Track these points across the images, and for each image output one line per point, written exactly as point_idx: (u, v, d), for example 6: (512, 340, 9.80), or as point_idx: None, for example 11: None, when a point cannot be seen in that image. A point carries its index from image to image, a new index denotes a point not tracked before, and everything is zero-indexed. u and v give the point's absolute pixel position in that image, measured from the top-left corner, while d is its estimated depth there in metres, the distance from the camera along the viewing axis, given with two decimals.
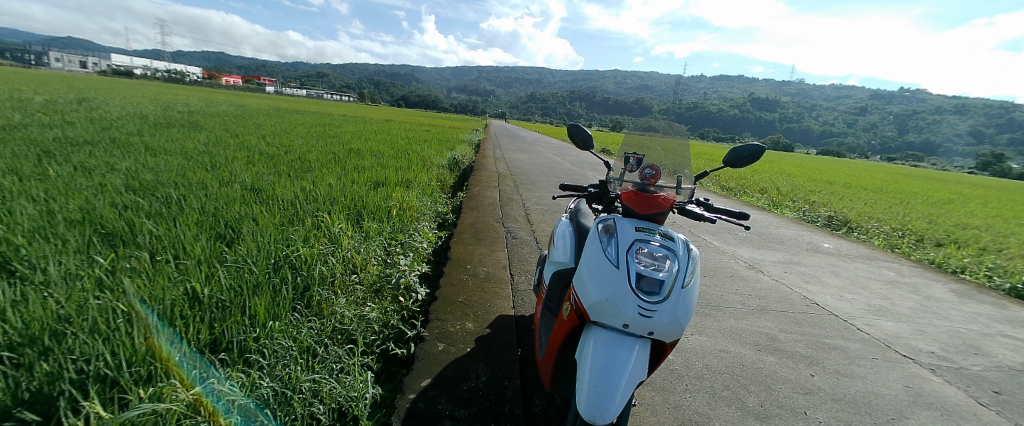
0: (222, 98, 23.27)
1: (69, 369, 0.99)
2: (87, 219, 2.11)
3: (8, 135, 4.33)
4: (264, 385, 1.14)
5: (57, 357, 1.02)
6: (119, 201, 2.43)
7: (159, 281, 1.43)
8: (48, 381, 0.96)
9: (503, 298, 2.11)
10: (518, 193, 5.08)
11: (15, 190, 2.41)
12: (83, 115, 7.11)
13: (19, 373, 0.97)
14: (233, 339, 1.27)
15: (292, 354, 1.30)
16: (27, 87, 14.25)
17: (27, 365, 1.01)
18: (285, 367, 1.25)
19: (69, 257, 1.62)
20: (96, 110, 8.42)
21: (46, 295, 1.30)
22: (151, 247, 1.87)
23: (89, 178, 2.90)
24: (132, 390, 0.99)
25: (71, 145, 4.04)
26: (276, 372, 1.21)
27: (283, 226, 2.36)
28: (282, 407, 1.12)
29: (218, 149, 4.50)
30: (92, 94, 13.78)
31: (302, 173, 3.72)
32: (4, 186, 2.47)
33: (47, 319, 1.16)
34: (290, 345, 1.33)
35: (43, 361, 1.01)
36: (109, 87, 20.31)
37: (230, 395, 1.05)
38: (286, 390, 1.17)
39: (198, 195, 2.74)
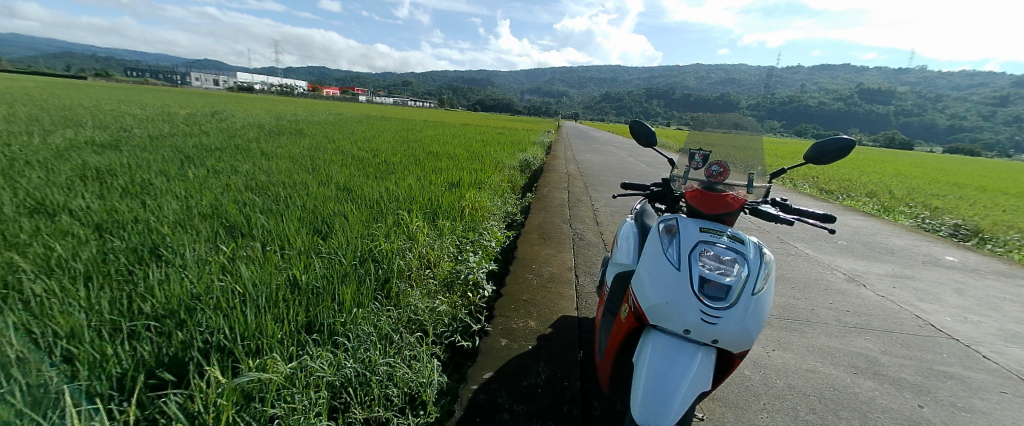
0: (321, 109, 26.34)
1: (197, 339, 1.24)
2: (217, 214, 2.56)
3: (165, 144, 5.35)
4: (347, 366, 1.29)
5: (189, 329, 1.28)
6: (240, 199, 2.90)
7: (269, 268, 1.72)
8: (181, 348, 1.21)
9: (566, 299, 2.12)
10: (587, 195, 5.01)
11: (168, 189, 3.01)
12: (218, 126, 8.49)
13: (162, 339, 1.23)
14: (324, 322, 1.47)
15: (372, 339, 1.45)
16: (179, 104, 17.45)
17: (167, 332, 1.27)
18: (366, 351, 1.41)
19: (202, 245, 2.00)
20: (226, 121, 10.04)
21: (184, 275, 1.63)
22: (264, 238, 2.23)
23: (219, 179, 3.49)
24: (244, 360, 1.21)
25: (212, 152, 4.90)
26: (358, 354, 1.37)
27: (367, 222, 2.64)
28: (363, 388, 1.28)
29: (316, 153, 5.12)
30: (225, 108, 16.49)
31: (386, 175, 4.08)
32: (162, 186, 3.10)
33: (185, 293, 1.46)
34: (371, 331, 1.49)
35: (178, 330, 1.27)
36: (240, 102, 23.97)
37: (322, 371, 1.23)
38: (366, 371, 1.32)
39: (301, 194, 3.16)
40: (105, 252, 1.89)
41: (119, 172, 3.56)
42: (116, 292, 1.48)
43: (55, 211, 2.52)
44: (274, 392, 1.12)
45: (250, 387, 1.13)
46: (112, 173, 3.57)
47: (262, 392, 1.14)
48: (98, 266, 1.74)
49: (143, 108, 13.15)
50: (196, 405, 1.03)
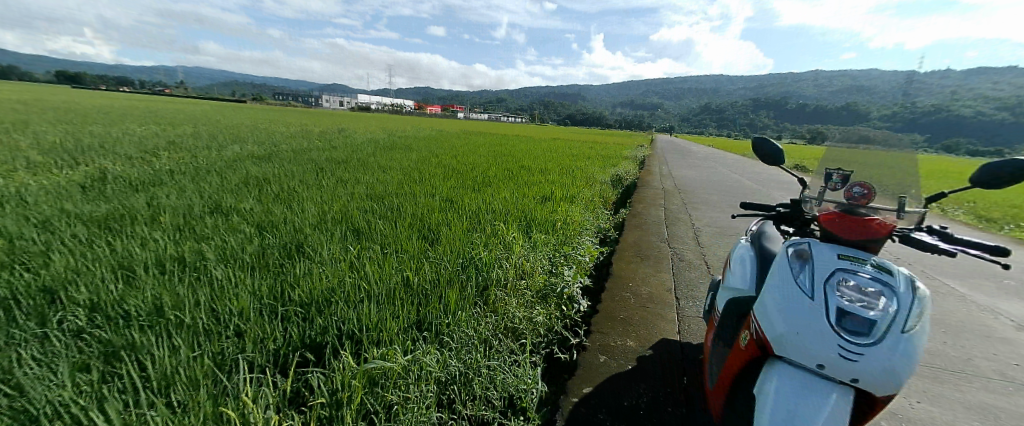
0: (424, 125, 28.95)
1: (330, 328, 1.59)
2: (346, 219, 3.06)
3: (307, 157, 6.42)
4: (452, 364, 1.45)
5: (325, 317, 1.64)
6: (364, 206, 3.41)
7: (387, 270, 2.07)
8: (320, 333, 1.57)
9: (667, 321, 2.06)
10: (685, 213, 4.76)
11: (311, 196, 3.66)
12: (345, 142, 9.90)
13: (308, 324, 1.61)
14: (433, 322, 1.69)
15: (473, 343, 1.59)
16: (316, 123, 20.68)
17: (310, 319, 1.66)
18: (468, 353, 1.55)
19: (336, 246, 2.46)
20: (351, 138, 11.67)
21: (322, 271, 2.07)
22: (384, 241, 2.59)
23: (347, 187, 4.11)
24: (371, 349, 1.44)
25: (341, 164, 5.77)
26: (462, 356, 1.51)
27: (468, 231, 2.89)
28: (466, 386, 1.42)
29: (423, 166, 5.70)
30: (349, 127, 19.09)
31: (483, 186, 4.38)
32: (306, 193, 3.77)
33: (319, 286, 1.88)
34: (472, 334, 1.63)
35: (319, 318, 1.65)
36: (360, 121, 27.59)
37: (431, 367, 1.38)
38: (469, 372, 1.46)
39: (411, 203, 3.57)
40: (268, 247, 2.48)
41: (277, 180, 4.41)
42: (271, 280, 1.96)
43: (236, 210, 3.25)
44: (393, 381, 1.31)
45: (376, 372, 1.32)
46: (272, 180, 4.43)
47: (382, 378, 1.33)
48: (258, 258, 2.30)
49: (289, 126, 15.87)
50: (333, 385, 1.27)
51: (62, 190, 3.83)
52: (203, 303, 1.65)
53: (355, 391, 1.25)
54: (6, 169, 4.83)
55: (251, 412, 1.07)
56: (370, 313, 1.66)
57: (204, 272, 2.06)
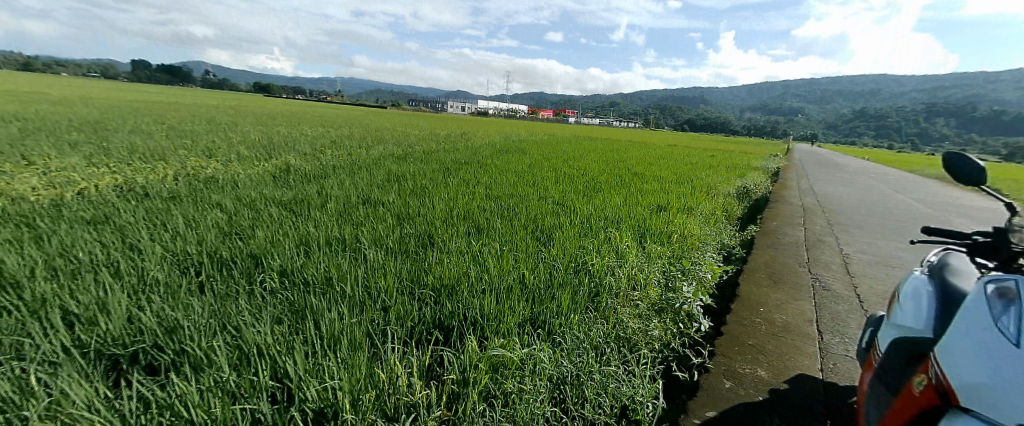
0: (533, 129, 29.90)
1: (457, 313, 1.81)
2: (469, 216, 3.41)
3: (436, 158, 7.26)
4: (564, 366, 1.52)
5: (454, 303, 1.87)
6: (485, 205, 3.75)
7: (507, 267, 2.25)
8: (449, 316, 1.81)
9: (806, 355, 1.86)
10: (830, 235, 4.12)
11: (441, 193, 4.16)
12: (466, 145, 10.84)
13: (440, 308, 1.86)
14: (547, 319, 1.83)
15: (583, 347, 1.65)
16: (439, 126, 22.91)
17: (442, 303, 1.91)
18: (579, 356, 1.61)
19: (462, 239, 2.77)
20: (470, 141, 12.70)
21: (451, 260, 2.36)
22: (503, 239, 2.82)
23: (470, 187, 4.55)
24: (493, 338, 1.60)
25: (463, 166, 6.36)
26: (574, 358, 1.58)
27: (581, 236, 2.97)
28: (576, 388, 1.48)
29: (537, 170, 5.99)
30: (468, 130, 20.71)
31: (595, 192, 4.42)
32: (437, 190, 4.31)
33: (449, 275, 2.14)
34: (583, 339, 1.70)
35: (449, 303, 1.89)
36: (476, 124, 29.66)
37: (545, 364, 1.48)
38: (580, 374, 1.51)
39: (526, 204, 3.80)
40: (407, 235, 2.91)
41: (414, 177, 5.11)
42: (411, 265, 2.30)
43: (383, 202, 3.87)
44: (511, 371, 1.44)
45: (497, 360, 1.48)
46: (410, 177, 5.15)
47: (501, 366, 1.48)
48: (400, 244, 2.70)
49: (417, 129, 17.93)
50: (464, 365, 1.44)
51: (266, 178, 5.01)
52: (360, 278, 2.03)
53: (482, 375, 1.41)
54: (232, 161, 6.47)
55: (399, 377, 1.30)
56: (490, 305, 1.85)
57: (360, 253, 2.50)
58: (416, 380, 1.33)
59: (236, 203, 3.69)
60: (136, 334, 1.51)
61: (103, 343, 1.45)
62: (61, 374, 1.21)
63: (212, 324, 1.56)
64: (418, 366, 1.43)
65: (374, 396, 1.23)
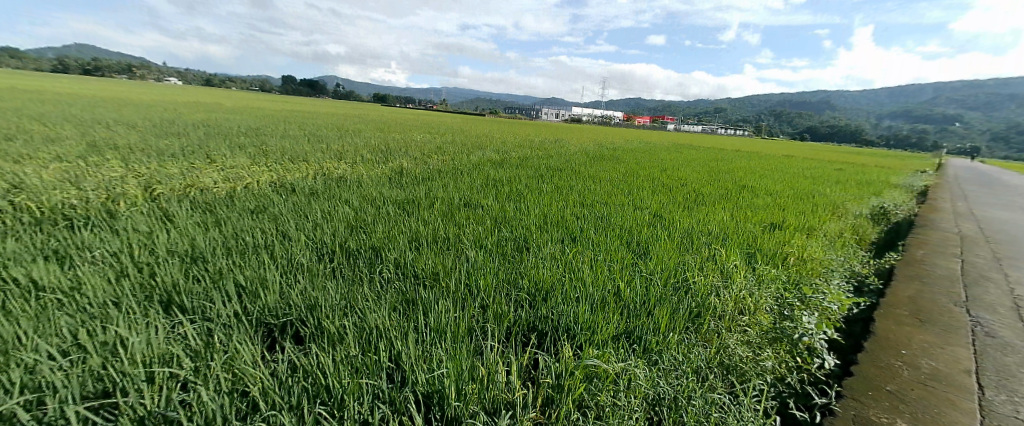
0: (626, 136, 29.07)
1: (553, 319, 1.90)
2: (563, 222, 3.52)
3: (531, 166, 7.61)
4: (660, 386, 1.51)
5: (549, 309, 1.97)
6: (579, 212, 3.83)
7: (602, 278, 2.29)
8: (544, 320, 1.90)
9: (964, 410, 1.56)
10: (1003, 271, 3.37)
11: (535, 199, 4.36)
12: (558, 152, 11.04)
13: (535, 312, 1.96)
14: (642, 335, 1.81)
15: (681, 369, 1.61)
16: (531, 133, 23.59)
17: (538, 307, 2.02)
18: (677, 379, 1.58)
19: (557, 245, 2.88)
20: (563, 148, 12.88)
21: (548, 265, 2.48)
22: (599, 248, 2.86)
23: (563, 194, 4.69)
24: (589, 348, 1.66)
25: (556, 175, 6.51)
26: (671, 380, 1.55)
27: (680, 250, 2.87)
28: (673, 408, 1.44)
29: (631, 179, 5.92)
30: (559, 137, 20.97)
31: (695, 204, 4.22)
32: (531, 196, 4.52)
33: (545, 281, 2.25)
34: (682, 361, 1.67)
35: (543, 308, 1.99)
36: (567, 131, 29.83)
37: (641, 382, 1.49)
38: (678, 398, 1.47)
39: (620, 213, 3.78)
40: (505, 237, 3.10)
41: (510, 184, 5.43)
42: (509, 267, 2.46)
43: (482, 204, 4.17)
44: (606, 384, 1.47)
45: (592, 371, 1.54)
46: (507, 183, 5.49)
47: (596, 377, 1.53)
48: (498, 246, 2.89)
49: (510, 136, 18.69)
50: (560, 370, 1.51)
51: (385, 179, 5.73)
52: (463, 277, 2.24)
53: (576, 384, 1.47)
54: (355, 163, 7.49)
55: (499, 375, 1.41)
56: (584, 313, 1.90)
57: (462, 252, 2.74)
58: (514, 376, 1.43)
59: (360, 200, 4.29)
60: (285, 308, 1.88)
61: (263, 313, 1.83)
62: (233, 337, 1.54)
63: (343, 306, 1.87)
64: (517, 365, 1.55)
65: (476, 386, 1.36)
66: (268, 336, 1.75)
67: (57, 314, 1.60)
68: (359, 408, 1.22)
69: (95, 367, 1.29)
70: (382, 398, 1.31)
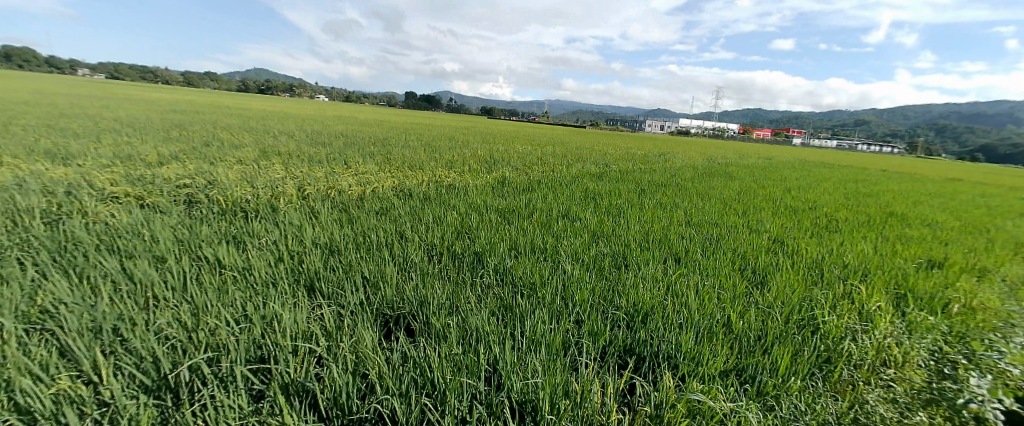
0: (744, 150, 26.33)
1: (650, 342, 1.85)
2: (665, 240, 3.40)
3: (632, 180, 7.50)
4: None
5: (647, 331, 1.92)
6: (684, 231, 3.68)
7: (709, 305, 2.15)
8: (643, 342, 1.86)
9: None
10: None
11: (637, 214, 4.35)
12: (663, 166, 10.56)
13: (632, 334, 1.92)
14: (754, 375, 1.66)
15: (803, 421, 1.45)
16: (633, 146, 22.90)
17: (635, 328, 1.98)
18: None
19: (659, 265, 2.78)
20: (668, 161, 12.28)
21: (646, 285, 2.42)
22: (704, 272, 2.70)
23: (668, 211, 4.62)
24: (692, 380, 1.58)
25: (658, 192, 6.23)
26: None
27: (806, 283, 2.54)
28: None
29: (747, 199, 5.48)
30: (665, 150, 19.94)
31: (827, 231, 3.72)
32: (633, 211, 4.55)
33: (644, 302, 2.19)
34: (805, 410, 1.50)
35: (640, 330, 1.94)
36: (673, 145, 28.21)
37: None
38: None
39: (732, 236, 3.51)
40: (604, 251, 3.11)
41: (610, 197, 5.43)
42: (606, 283, 2.45)
43: (580, 216, 4.25)
44: (712, 422, 1.39)
45: (695, 405, 1.47)
46: (606, 196, 5.52)
47: (700, 412, 1.45)
48: (595, 261, 2.90)
49: (610, 149, 18.32)
50: (660, 400, 1.47)
51: (489, 187, 6.16)
52: (560, 289, 2.31)
53: (678, 417, 1.40)
54: (463, 171, 8.14)
55: (594, 396, 1.43)
56: (688, 342, 1.80)
57: (559, 263, 2.81)
58: (609, 401, 1.46)
59: (466, 207, 4.66)
60: (399, 300, 2.16)
61: (382, 304, 2.13)
62: (358, 323, 1.82)
63: (449, 306, 2.09)
64: (614, 388, 1.55)
65: (569, 402, 1.41)
66: (385, 326, 2.03)
67: (231, 287, 2.06)
68: (459, 405, 1.37)
69: (256, 336, 1.64)
70: (479, 398, 1.45)
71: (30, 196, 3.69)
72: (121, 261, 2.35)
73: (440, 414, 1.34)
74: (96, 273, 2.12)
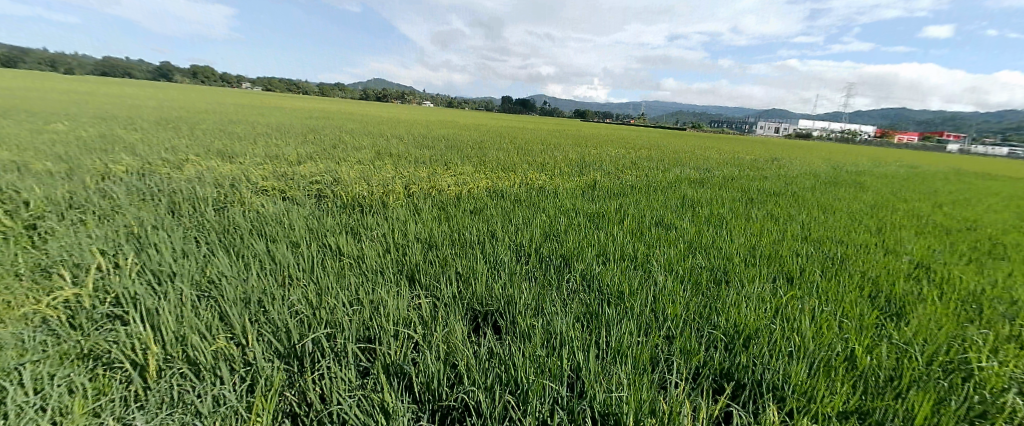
0: (888, 155, 22.22)
1: (750, 368, 1.75)
2: (774, 256, 3.18)
3: (738, 187, 7.00)
4: None
5: (748, 356, 1.82)
6: (798, 247, 3.42)
7: (826, 334, 1.97)
8: (744, 368, 1.76)
9: None
10: None
11: (741, 226, 4.16)
12: (777, 172, 9.51)
13: (730, 357, 1.84)
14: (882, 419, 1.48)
15: None
16: (742, 150, 20.84)
17: (734, 352, 1.88)
18: None
19: (766, 284, 2.60)
20: (784, 167, 11.02)
21: (749, 304, 2.30)
22: (821, 296, 2.46)
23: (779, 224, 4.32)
24: (801, 416, 1.48)
25: (769, 202, 5.66)
26: None
27: (956, 319, 2.18)
28: None
29: (883, 214, 4.81)
30: (781, 155, 17.82)
31: (992, 260, 3.12)
32: (737, 221, 4.36)
33: (745, 323, 2.08)
34: None
35: (739, 354, 1.85)
36: (792, 149, 24.98)
37: None
38: None
39: (859, 258, 3.14)
40: (701, 264, 2.99)
41: (710, 206, 5.18)
42: (701, 299, 2.38)
43: (675, 225, 4.15)
44: None
45: None
46: (706, 205, 5.29)
47: None
48: (691, 273, 2.80)
49: (714, 152, 16.89)
50: None
51: (580, 191, 6.25)
52: (649, 302, 2.29)
53: None
54: (554, 174, 8.30)
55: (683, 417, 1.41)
56: (799, 372, 1.68)
57: (649, 274, 2.79)
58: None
59: (556, 210, 4.79)
60: (488, 298, 2.37)
61: (473, 301, 2.35)
62: (451, 316, 2.06)
63: (535, 308, 2.23)
64: (706, 413, 1.50)
65: (655, 420, 1.40)
66: (473, 320, 2.24)
67: (348, 272, 2.50)
68: (539, 408, 1.46)
69: (365, 317, 1.97)
70: (559, 403, 1.53)
71: (209, 187, 4.80)
72: (265, 243, 2.98)
73: (521, 413, 1.47)
74: (248, 253, 2.74)
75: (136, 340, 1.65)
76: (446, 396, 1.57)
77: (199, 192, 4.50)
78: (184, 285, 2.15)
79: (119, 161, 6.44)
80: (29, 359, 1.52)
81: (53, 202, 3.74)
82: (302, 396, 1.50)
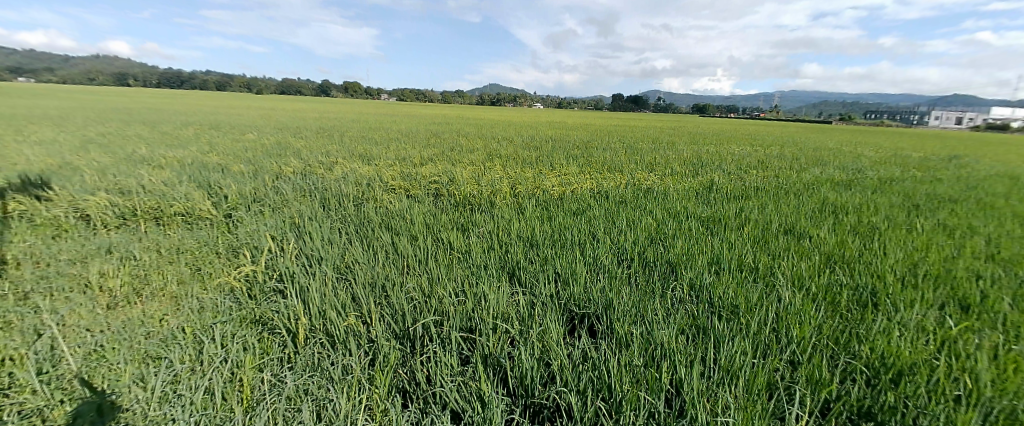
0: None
1: (900, 409, 1.61)
2: (942, 277, 2.78)
3: (898, 190, 5.93)
4: None
5: (896, 395, 1.68)
6: (977, 267, 2.97)
7: (1012, 381, 1.74)
8: (891, 411, 1.61)
9: None
10: None
11: (897, 237, 3.63)
12: (960, 173, 7.69)
13: (874, 392, 1.72)
14: None
15: None
16: (913, 146, 17.07)
17: (879, 388, 1.74)
18: None
19: (930, 312, 2.29)
20: (971, 167, 8.88)
21: (903, 333, 2.09)
22: (1010, 334, 2.12)
23: (954, 237, 3.66)
24: None
25: (939, 208, 4.73)
26: None
27: None
28: None
29: None
30: (972, 151, 14.19)
31: None
32: (891, 232, 3.79)
33: (898, 355, 1.89)
34: None
35: (885, 391, 1.71)
36: (994, 145, 19.57)
37: None
38: None
39: None
40: (840, 282, 2.72)
41: (857, 212, 4.56)
42: (836, 321, 2.21)
43: (805, 234, 3.79)
44: None
45: None
46: (849, 210, 4.65)
47: None
48: (829, 292, 2.57)
49: (871, 149, 14.04)
50: None
51: (693, 193, 5.96)
52: (771, 321, 2.19)
53: None
54: (664, 175, 7.97)
55: None
56: (969, 424, 1.49)
57: (772, 289, 2.62)
58: None
59: (665, 213, 4.69)
60: (586, 301, 2.55)
61: (573, 302, 2.56)
62: (546, 316, 2.30)
63: (634, 315, 2.32)
64: None
65: None
66: (570, 321, 2.45)
67: (456, 266, 2.96)
68: (633, 419, 1.58)
69: (468, 309, 2.36)
70: (656, 418, 1.62)
71: (351, 186, 5.97)
72: (391, 236, 3.66)
73: (614, 422, 1.59)
74: (378, 243, 3.43)
75: (292, 312, 2.31)
76: (538, 393, 1.80)
77: (345, 190, 5.63)
78: (328, 267, 2.86)
79: (288, 163, 8.31)
80: (220, 320, 2.24)
81: (242, 197, 5.10)
82: (412, 376, 1.91)
